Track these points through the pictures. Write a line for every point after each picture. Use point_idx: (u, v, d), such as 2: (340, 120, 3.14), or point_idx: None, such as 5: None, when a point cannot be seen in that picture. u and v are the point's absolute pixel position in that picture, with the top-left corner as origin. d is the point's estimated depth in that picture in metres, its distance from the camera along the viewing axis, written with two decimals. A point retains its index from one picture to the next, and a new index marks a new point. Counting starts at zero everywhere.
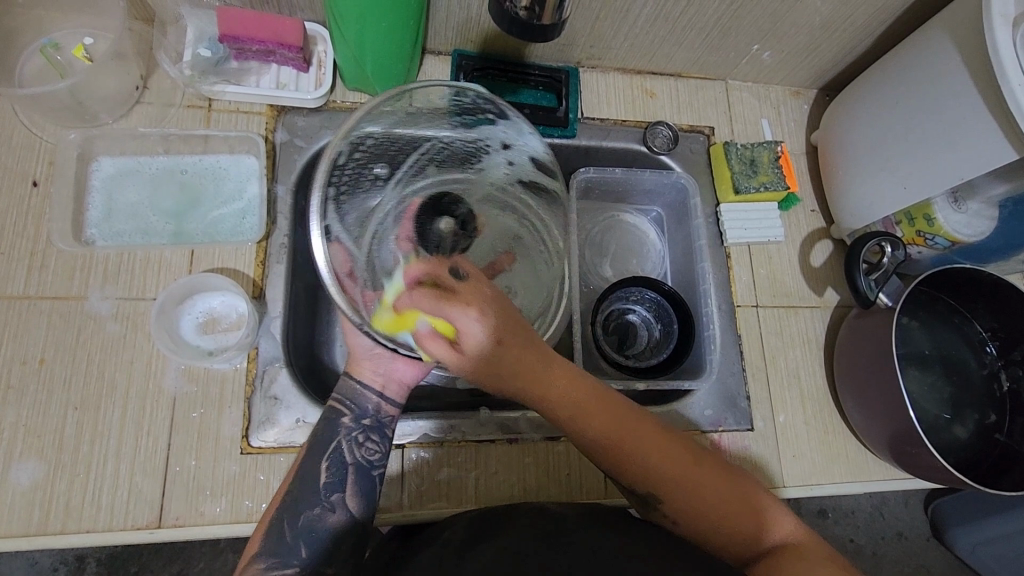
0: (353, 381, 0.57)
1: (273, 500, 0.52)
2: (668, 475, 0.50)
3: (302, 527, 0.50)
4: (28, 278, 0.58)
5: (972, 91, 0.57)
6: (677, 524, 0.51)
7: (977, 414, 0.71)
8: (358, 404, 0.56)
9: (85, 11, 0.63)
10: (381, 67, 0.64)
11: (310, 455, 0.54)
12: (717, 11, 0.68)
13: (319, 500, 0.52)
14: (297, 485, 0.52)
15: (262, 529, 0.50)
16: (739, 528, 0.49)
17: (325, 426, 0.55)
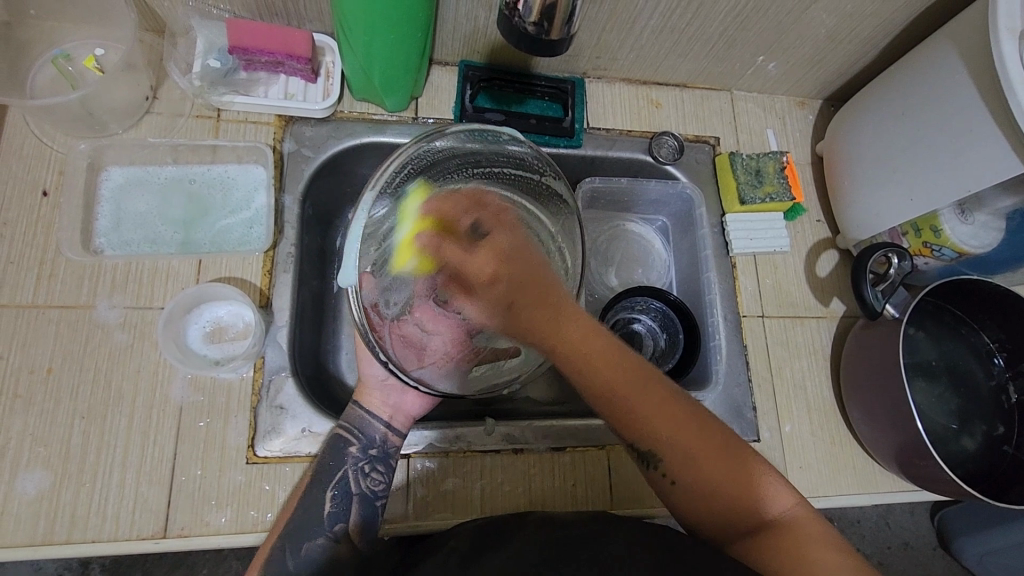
0: (358, 410, 0.58)
1: (274, 526, 0.54)
2: (670, 437, 0.51)
3: (303, 555, 0.52)
4: (37, 287, 0.59)
5: (978, 104, 0.57)
6: (674, 485, 0.51)
7: (985, 426, 0.71)
8: (367, 429, 0.58)
9: (96, 22, 0.64)
10: (388, 78, 0.64)
11: (316, 484, 0.55)
12: (723, 22, 0.68)
13: (321, 530, 0.53)
14: (300, 512, 0.54)
15: (262, 555, 0.52)
16: (735, 504, 0.49)
17: (333, 455, 0.57)
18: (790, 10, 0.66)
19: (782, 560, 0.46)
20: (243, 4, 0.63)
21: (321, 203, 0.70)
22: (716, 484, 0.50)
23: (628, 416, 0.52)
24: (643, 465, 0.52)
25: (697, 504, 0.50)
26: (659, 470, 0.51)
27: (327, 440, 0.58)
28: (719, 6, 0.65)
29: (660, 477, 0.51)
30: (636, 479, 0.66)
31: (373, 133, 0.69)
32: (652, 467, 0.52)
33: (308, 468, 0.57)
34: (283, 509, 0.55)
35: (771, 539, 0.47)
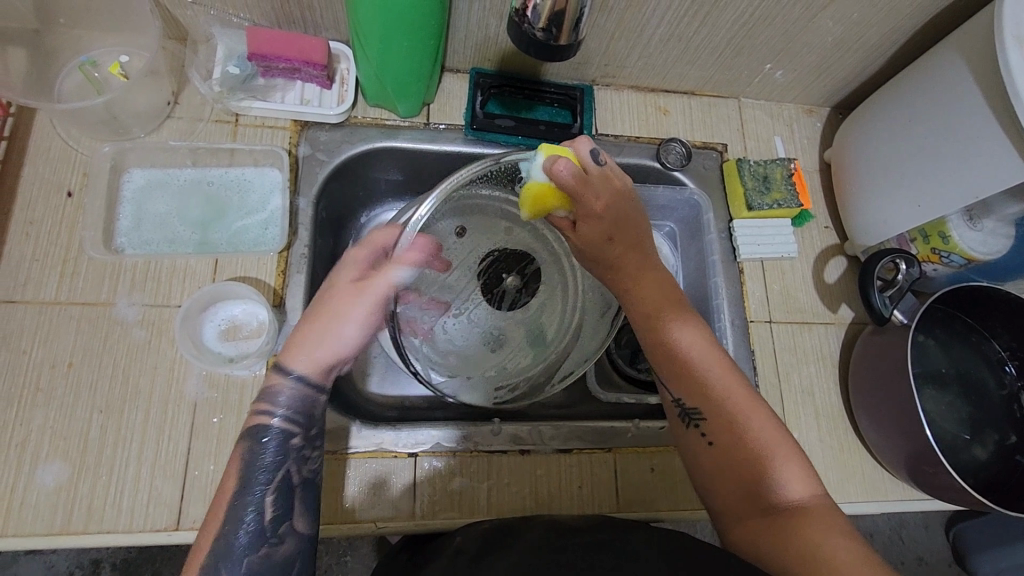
0: (282, 379, 0.53)
1: (200, 539, 0.47)
2: (720, 399, 0.55)
3: (247, 570, 0.46)
4: (60, 285, 0.61)
5: (985, 112, 0.57)
6: (710, 446, 0.54)
7: (997, 435, 0.70)
8: (294, 404, 0.52)
9: (121, 30, 0.66)
10: (401, 84, 0.66)
11: (245, 486, 0.49)
12: (730, 30, 0.69)
13: (263, 537, 0.47)
14: (231, 523, 0.47)
15: (197, 571, 0.46)
16: (759, 478, 0.51)
17: (261, 449, 0.50)
18: (797, 19, 0.67)
19: (786, 545, 0.47)
20: (262, 13, 0.65)
21: (334, 206, 0.72)
22: (749, 455, 0.52)
23: (679, 375, 0.56)
24: (686, 422, 0.56)
25: (725, 473, 0.53)
26: (699, 428, 0.55)
27: (247, 433, 0.51)
28: (727, 14, 0.66)
29: (700, 436, 0.55)
30: (642, 481, 0.66)
31: (386, 138, 0.71)
32: (694, 426, 0.55)
33: (231, 468, 0.50)
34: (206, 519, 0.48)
35: (777, 525, 0.49)
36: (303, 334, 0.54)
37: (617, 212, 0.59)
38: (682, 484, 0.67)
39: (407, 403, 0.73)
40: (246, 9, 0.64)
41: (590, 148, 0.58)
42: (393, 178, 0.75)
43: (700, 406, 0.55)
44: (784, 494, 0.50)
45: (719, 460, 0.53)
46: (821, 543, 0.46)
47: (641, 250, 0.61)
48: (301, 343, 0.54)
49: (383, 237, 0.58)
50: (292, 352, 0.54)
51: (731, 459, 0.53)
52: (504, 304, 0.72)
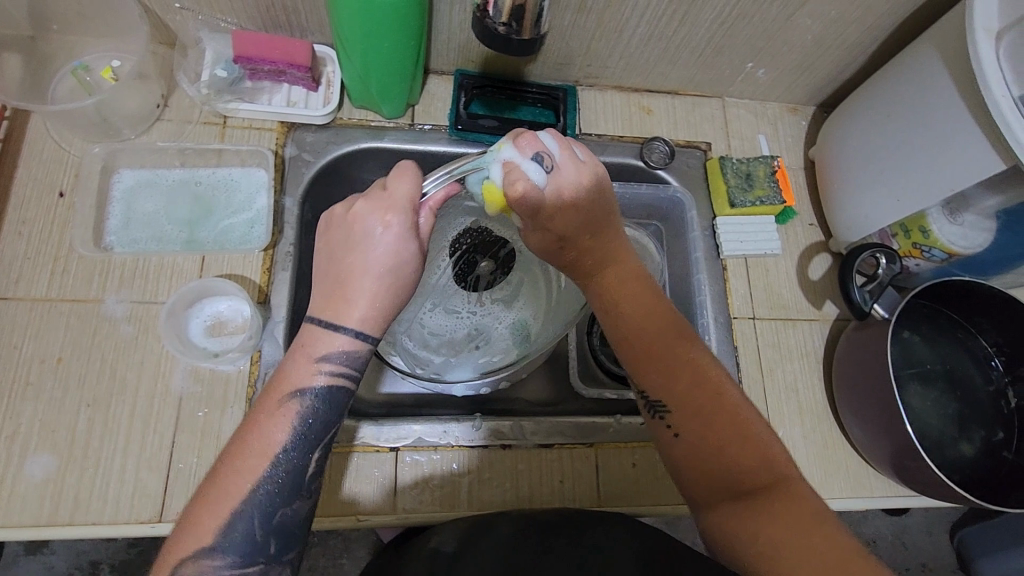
0: (340, 335, 0.48)
1: (225, 486, 0.45)
2: (686, 393, 0.54)
3: (276, 524, 0.46)
4: (50, 282, 0.62)
5: (960, 103, 0.57)
6: (677, 438, 0.53)
7: (984, 431, 0.70)
8: (349, 363, 0.48)
9: (112, 35, 0.68)
10: (384, 85, 0.67)
11: (290, 439, 0.47)
12: (709, 29, 0.70)
13: (298, 493, 0.47)
14: (273, 476, 0.46)
15: (221, 519, 0.44)
16: (730, 463, 0.51)
17: (309, 407, 0.48)
18: (775, 17, 0.68)
19: (761, 531, 0.47)
20: (248, 17, 0.66)
21: (320, 207, 0.73)
22: (716, 445, 0.52)
23: (644, 368, 0.56)
24: (651, 415, 0.55)
25: (697, 466, 0.52)
26: (665, 421, 0.54)
27: (296, 389, 0.48)
28: (705, 13, 0.67)
29: (667, 429, 0.54)
30: (622, 475, 0.67)
31: (371, 139, 0.72)
32: (659, 418, 0.55)
33: (281, 420, 0.47)
34: (234, 464, 0.46)
35: (754, 509, 0.49)
36: (339, 289, 0.48)
37: (577, 218, 0.54)
38: (663, 479, 0.67)
39: (392, 400, 0.74)
40: (232, 13, 0.65)
41: (534, 151, 0.52)
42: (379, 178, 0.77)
43: (665, 398, 0.54)
44: (757, 475, 0.50)
45: (689, 451, 0.53)
46: (798, 526, 0.47)
47: (606, 243, 0.58)
48: (340, 298, 0.48)
49: (409, 189, 0.49)
50: (332, 309, 0.48)
51: (702, 450, 0.52)
52: (483, 286, 0.73)
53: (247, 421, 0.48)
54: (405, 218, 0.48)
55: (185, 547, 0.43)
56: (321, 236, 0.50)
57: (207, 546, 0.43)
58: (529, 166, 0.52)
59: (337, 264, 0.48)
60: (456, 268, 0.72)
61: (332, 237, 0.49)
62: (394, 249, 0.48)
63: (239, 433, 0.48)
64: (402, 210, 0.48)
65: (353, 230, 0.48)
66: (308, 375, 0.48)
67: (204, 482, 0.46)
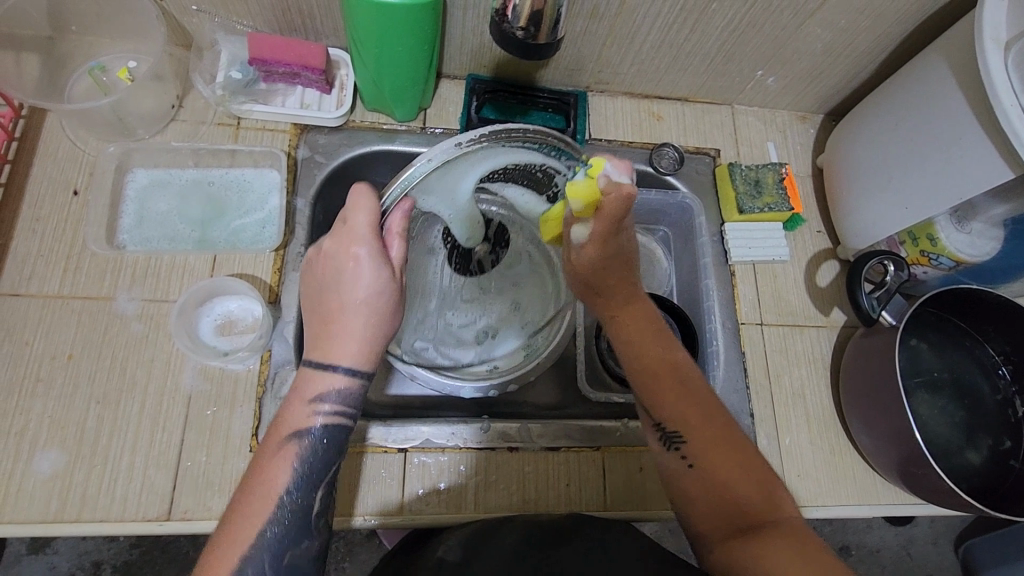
0: (336, 374, 0.49)
1: (233, 533, 0.45)
2: (699, 422, 0.54)
3: (287, 564, 0.46)
4: (63, 279, 0.63)
5: (967, 111, 0.58)
6: (692, 468, 0.53)
7: (991, 439, 0.70)
8: (345, 401, 0.50)
9: (130, 37, 0.69)
10: (397, 89, 0.68)
11: (292, 482, 0.47)
12: (720, 37, 0.70)
13: (307, 531, 0.48)
14: (282, 517, 0.46)
15: (231, 564, 0.44)
16: (739, 496, 0.50)
17: (308, 448, 0.48)
18: (785, 26, 0.68)
19: (774, 550, 0.45)
20: (265, 20, 0.67)
21: (332, 208, 0.74)
22: (727, 474, 0.51)
23: (662, 397, 0.56)
24: (666, 446, 0.55)
25: (709, 495, 0.51)
26: (680, 451, 0.54)
27: (293, 431, 0.48)
28: (715, 22, 0.68)
29: (682, 460, 0.54)
30: (630, 479, 0.67)
31: (384, 141, 0.73)
32: (675, 449, 0.54)
33: (282, 464, 0.48)
34: (240, 511, 0.46)
35: (765, 533, 0.47)
36: (331, 321, 0.49)
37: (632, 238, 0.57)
38: None
39: (400, 403, 0.74)
40: (249, 16, 0.66)
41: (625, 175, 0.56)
42: (389, 180, 0.77)
43: (681, 427, 0.54)
44: (764, 509, 0.49)
45: (702, 480, 0.52)
46: (808, 550, 0.45)
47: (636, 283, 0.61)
48: (327, 338, 0.50)
49: (369, 218, 0.48)
50: (320, 349, 0.50)
51: (713, 478, 0.52)
52: (488, 265, 0.73)
53: (250, 469, 0.49)
54: (372, 248, 0.48)
55: None
56: (305, 277, 0.51)
57: None
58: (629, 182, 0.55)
59: (320, 304, 0.50)
60: (455, 263, 0.72)
61: (316, 275, 0.50)
62: (371, 285, 0.48)
63: (243, 481, 0.48)
64: (366, 240, 0.48)
65: (326, 272, 0.49)
66: (304, 418, 0.49)
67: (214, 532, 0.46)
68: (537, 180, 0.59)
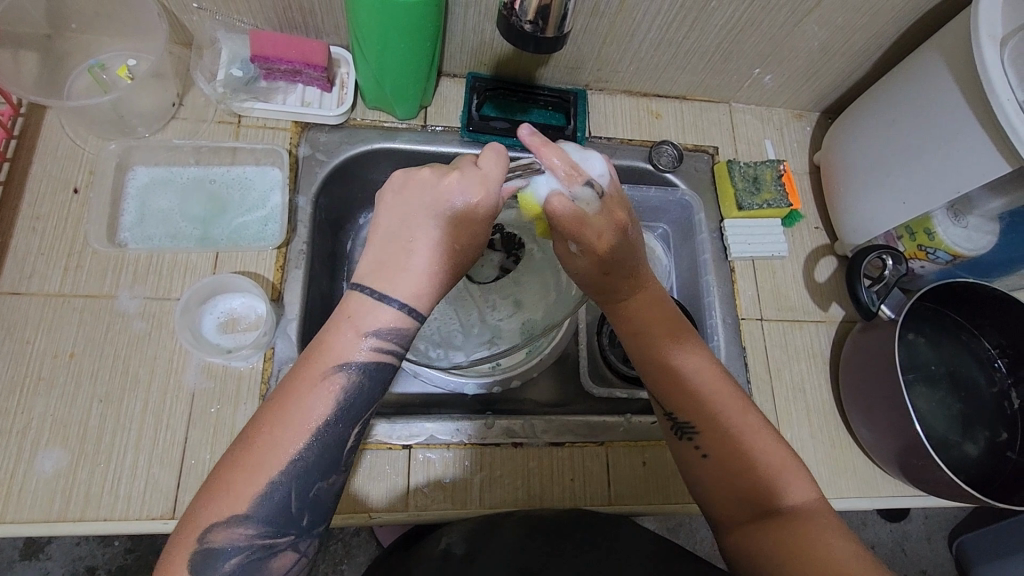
0: (388, 308, 0.47)
1: (260, 458, 0.44)
2: (712, 412, 0.55)
3: (311, 497, 0.45)
4: (63, 278, 0.62)
5: (963, 104, 0.59)
6: (705, 459, 0.54)
7: (988, 432, 0.71)
8: (394, 339, 0.48)
9: (130, 35, 0.69)
10: (399, 87, 0.68)
11: (330, 414, 0.46)
12: (717, 36, 0.71)
13: (335, 468, 0.46)
14: (314, 447, 0.45)
15: (257, 488, 0.43)
16: (755, 483, 0.51)
17: (352, 382, 0.47)
18: (783, 23, 0.69)
19: (782, 547, 0.47)
20: (265, 18, 0.67)
21: (333, 206, 0.74)
22: (740, 465, 0.52)
23: (670, 388, 0.56)
24: (677, 436, 0.56)
25: (723, 486, 0.52)
26: (693, 442, 0.55)
27: (339, 363, 0.46)
28: (714, 20, 0.69)
29: (694, 449, 0.55)
30: (633, 474, 0.67)
31: (385, 138, 0.73)
32: (687, 438, 0.55)
33: (320, 394, 0.46)
34: (269, 432, 0.45)
35: (779, 526, 0.48)
36: (401, 253, 0.48)
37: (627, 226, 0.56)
38: (672, 477, 0.67)
39: (401, 402, 0.73)
40: (249, 14, 0.66)
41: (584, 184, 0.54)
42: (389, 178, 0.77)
43: (693, 419, 0.55)
44: (782, 495, 0.50)
45: (715, 470, 0.53)
46: (816, 542, 0.47)
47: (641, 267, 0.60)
48: (395, 268, 0.48)
49: (498, 170, 0.50)
50: (384, 280, 0.48)
51: (726, 470, 0.53)
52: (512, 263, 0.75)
53: (281, 392, 0.47)
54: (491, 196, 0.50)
55: (219, 513, 0.43)
56: (394, 193, 0.50)
57: (240, 513, 0.43)
58: (580, 190, 0.54)
59: (405, 230, 0.48)
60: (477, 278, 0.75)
61: (409, 195, 0.49)
62: (457, 224, 0.49)
63: (270, 403, 0.47)
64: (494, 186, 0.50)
65: (431, 195, 0.49)
66: (351, 348, 0.47)
67: (236, 447, 0.45)
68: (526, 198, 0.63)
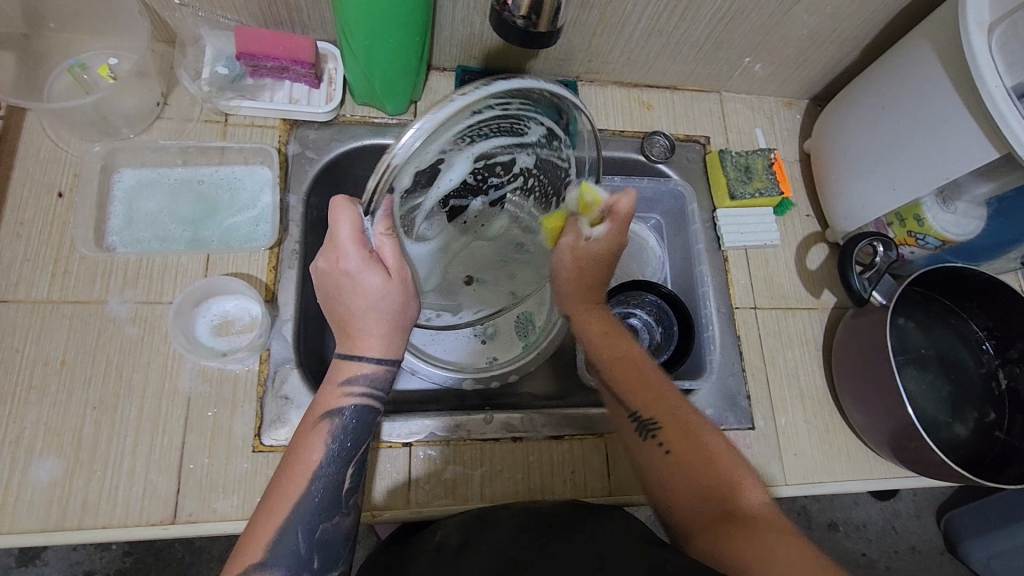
0: (365, 362, 0.51)
1: (272, 507, 0.46)
2: (670, 414, 0.57)
3: (319, 536, 0.47)
4: (51, 284, 0.61)
5: (953, 92, 0.59)
6: (666, 454, 0.55)
7: (977, 412, 0.72)
8: (374, 384, 0.51)
9: (112, 33, 0.67)
10: (388, 82, 0.67)
11: (327, 458, 0.49)
12: (709, 24, 0.71)
13: (338, 507, 0.49)
14: (317, 490, 0.48)
15: (270, 535, 0.45)
16: (708, 484, 0.52)
17: (340, 428, 0.50)
18: (773, 12, 0.69)
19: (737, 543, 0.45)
20: (250, 14, 0.66)
21: (324, 204, 0.73)
22: (695, 465, 0.53)
23: (632, 388, 0.60)
24: (641, 435, 0.57)
25: (682, 489, 0.53)
26: (655, 438, 0.56)
27: (327, 411, 0.50)
28: (704, 9, 0.68)
29: (658, 447, 0.56)
30: None
31: (375, 135, 0.72)
32: (650, 436, 0.56)
33: (315, 442, 0.49)
34: (278, 484, 0.48)
35: (734, 527, 0.47)
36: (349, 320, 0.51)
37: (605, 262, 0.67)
38: None
39: (399, 398, 0.74)
40: (233, 10, 0.65)
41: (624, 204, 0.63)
42: None
43: (656, 416, 0.57)
44: (737, 499, 0.50)
45: (674, 467, 0.54)
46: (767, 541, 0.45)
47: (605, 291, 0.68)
48: (351, 332, 0.51)
49: (351, 225, 0.46)
50: (347, 341, 0.52)
51: (682, 468, 0.54)
52: None
53: (287, 448, 0.50)
54: (359, 257, 0.47)
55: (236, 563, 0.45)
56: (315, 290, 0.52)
57: (257, 560, 0.44)
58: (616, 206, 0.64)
59: (334, 303, 0.51)
60: None
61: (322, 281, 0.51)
62: (368, 286, 0.48)
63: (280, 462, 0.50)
64: (351, 251, 0.46)
65: (330, 280, 0.49)
66: (338, 400, 0.50)
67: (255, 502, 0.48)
68: (511, 128, 0.54)
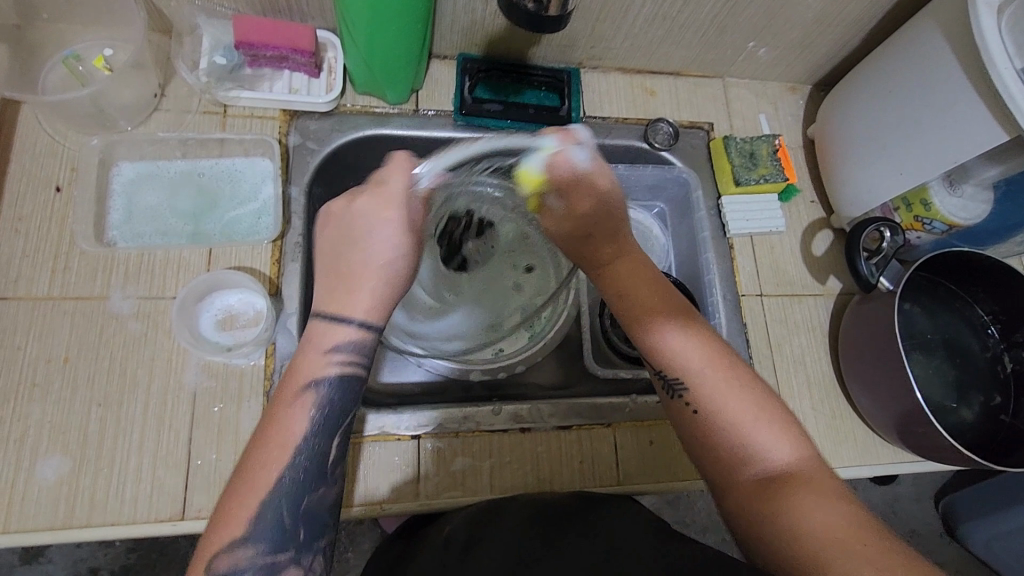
0: (347, 325, 0.48)
1: (252, 480, 0.44)
2: (697, 367, 0.52)
3: (304, 510, 0.45)
4: (51, 280, 0.60)
5: (960, 74, 0.59)
6: (695, 415, 0.51)
7: (983, 396, 0.72)
8: (359, 352, 0.49)
9: (106, 23, 0.65)
10: (390, 71, 0.66)
11: (310, 429, 0.46)
12: (714, 8, 0.70)
13: (324, 479, 0.46)
14: (300, 462, 0.45)
15: (252, 509, 0.43)
16: (737, 447, 0.49)
17: (324, 398, 0.47)
18: None
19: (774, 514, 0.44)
20: (247, 2, 0.65)
21: (326, 196, 0.72)
22: (724, 427, 0.50)
23: (654, 345, 0.55)
24: (670, 395, 0.53)
25: (713, 452, 0.50)
26: (683, 399, 0.52)
27: (309, 381, 0.47)
28: None
29: (684, 406, 0.52)
30: (642, 454, 0.68)
31: (376, 125, 0.71)
32: (677, 397, 0.53)
33: (297, 413, 0.46)
34: (257, 455, 0.45)
35: (768, 495, 0.45)
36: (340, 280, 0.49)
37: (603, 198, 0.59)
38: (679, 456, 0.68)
39: (405, 391, 0.73)
40: None
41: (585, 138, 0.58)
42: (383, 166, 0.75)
43: (680, 374, 0.53)
44: (769, 460, 0.47)
45: (704, 429, 0.51)
46: (804, 509, 0.43)
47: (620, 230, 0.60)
48: (341, 292, 0.49)
49: (403, 182, 0.51)
50: (334, 303, 0.49)
51: (711, 430, 0.50)
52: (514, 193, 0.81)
53: (265, 416, 0.47)
54: (403, 211, 0.50)
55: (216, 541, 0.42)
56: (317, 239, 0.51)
57: (239, 534, 0.42)
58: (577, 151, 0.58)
59: (337, 257, 0.50)
60: None
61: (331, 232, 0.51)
62: (377, 240, 0.49)
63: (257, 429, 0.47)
64: (400, 202, 0.50)
65: (351, 224, 0.50)
66: (321, 366, 0.48)
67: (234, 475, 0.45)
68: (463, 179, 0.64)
